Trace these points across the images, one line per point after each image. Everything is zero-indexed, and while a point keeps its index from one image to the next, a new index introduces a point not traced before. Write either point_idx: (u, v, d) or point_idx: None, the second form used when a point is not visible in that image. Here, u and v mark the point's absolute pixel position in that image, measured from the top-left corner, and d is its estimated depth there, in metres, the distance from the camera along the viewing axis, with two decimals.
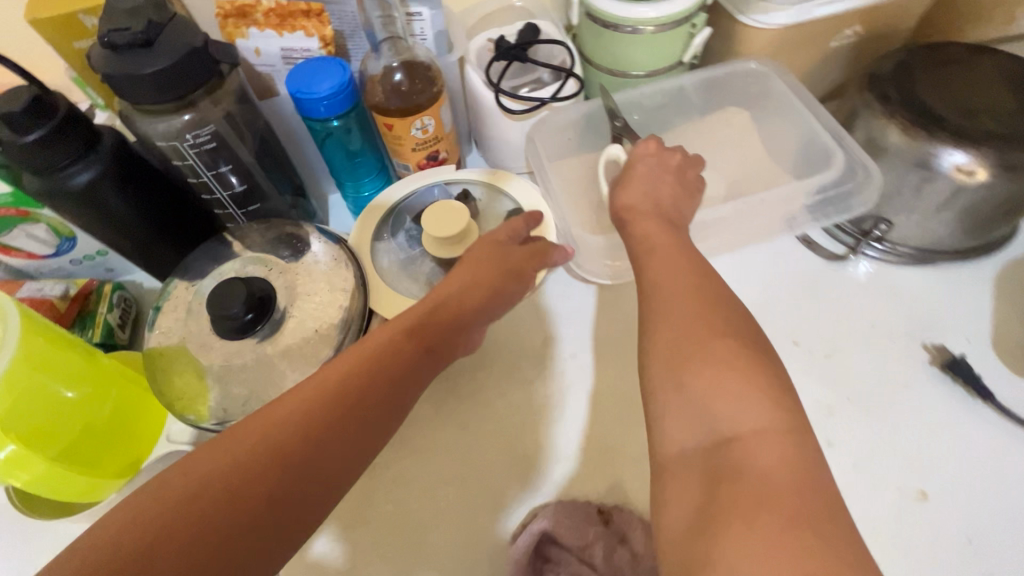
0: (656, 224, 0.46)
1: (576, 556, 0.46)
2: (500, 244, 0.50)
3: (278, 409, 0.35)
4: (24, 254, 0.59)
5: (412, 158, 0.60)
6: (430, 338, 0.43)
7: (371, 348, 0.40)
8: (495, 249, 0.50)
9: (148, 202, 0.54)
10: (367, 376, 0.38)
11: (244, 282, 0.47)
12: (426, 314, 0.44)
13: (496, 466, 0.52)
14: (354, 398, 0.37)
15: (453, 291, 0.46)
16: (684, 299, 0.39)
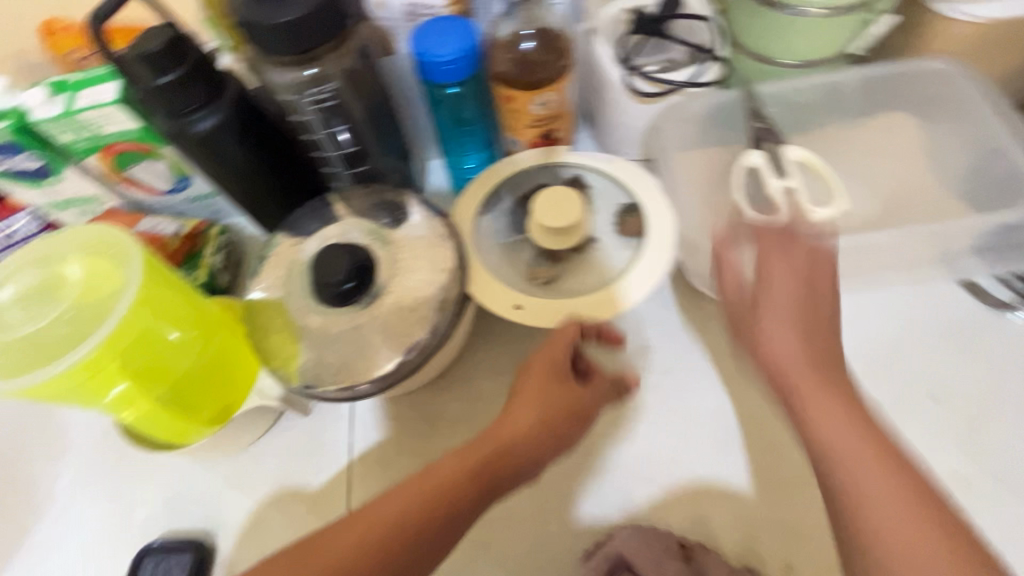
0: (787, 326, 0.41)
1: None
2: (560, 376, 0.45)
3: (345, 531, 0.37)
4: (145, 187, 0.61)
5: (526, 135, 0.56)
6: (485, 483, 0.41)
7: (436, 486, 0.39)
8: (566, 384, 0.45)
9: (262, 154, 0.54)
10: (433, 514, 0.38)
11: (348, 251, 0.46)
12: (493, 458, 0.41)
13: (576, 472, 0.50)
14: (425, 531, 0.38)
15: (520, 427, 0.43)
16: (838, 444, 0.37)
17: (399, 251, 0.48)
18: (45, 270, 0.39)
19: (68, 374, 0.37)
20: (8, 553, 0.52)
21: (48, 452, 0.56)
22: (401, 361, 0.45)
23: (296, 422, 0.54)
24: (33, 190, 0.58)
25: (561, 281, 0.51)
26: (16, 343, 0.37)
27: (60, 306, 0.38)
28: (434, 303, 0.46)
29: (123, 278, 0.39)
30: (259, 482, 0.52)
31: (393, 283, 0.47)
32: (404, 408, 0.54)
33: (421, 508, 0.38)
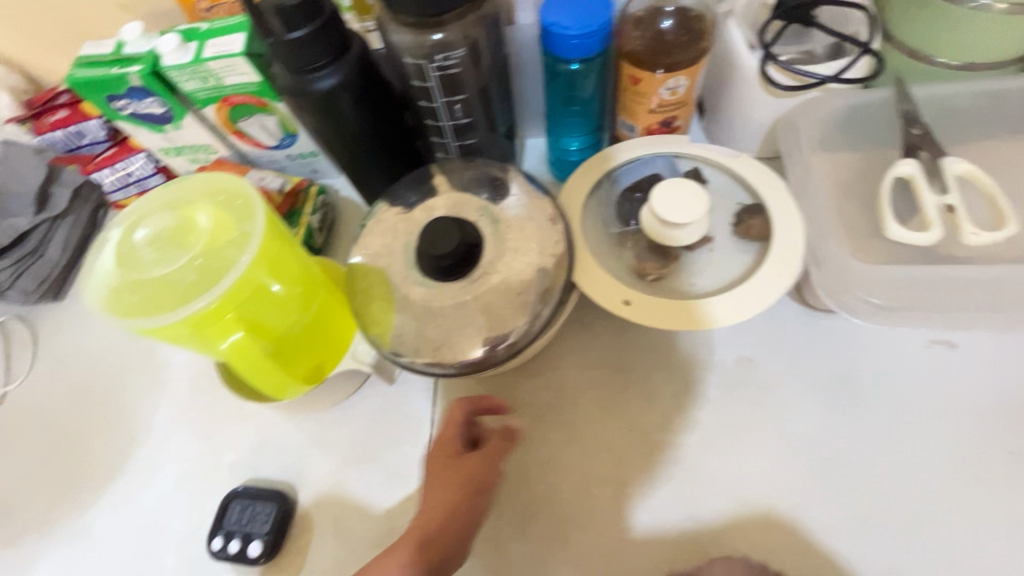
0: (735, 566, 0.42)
1: None
2: (455, 454, 0.46)
3: None
4: (253, 141, 0.63)
5: (644, 121, 0.53)
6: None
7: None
8: (470, 461, 0.46)
9: (374, 117, 0.53)
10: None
11: (459, 225, 0.44)
12: (425, 539, 0.43)
13: (660, 477, 0.49)
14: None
15: (433, 520, 0.43)
16: None
17: (508, 230, 0.47)
18: (175, 215, 0.39)
19: (189, 321, 0.37)
20: (105, 478, 0.55)
21: (154, 386, 0.59)
22: (503, 345, 0.44)
23: (381, 389, 0.54)
24: (153, 133, 0.60)
25: (667, 279, 0.48)
26: (146, 283, 0.37)
27: (186, 253, 0.38)
28: (540, 288, 0.45)
29: (244, 232, 0.39)
30: (343, 443, 0.52)
31: (499, 264, 0.45)
32: (488, 391, 0.53)
33: None
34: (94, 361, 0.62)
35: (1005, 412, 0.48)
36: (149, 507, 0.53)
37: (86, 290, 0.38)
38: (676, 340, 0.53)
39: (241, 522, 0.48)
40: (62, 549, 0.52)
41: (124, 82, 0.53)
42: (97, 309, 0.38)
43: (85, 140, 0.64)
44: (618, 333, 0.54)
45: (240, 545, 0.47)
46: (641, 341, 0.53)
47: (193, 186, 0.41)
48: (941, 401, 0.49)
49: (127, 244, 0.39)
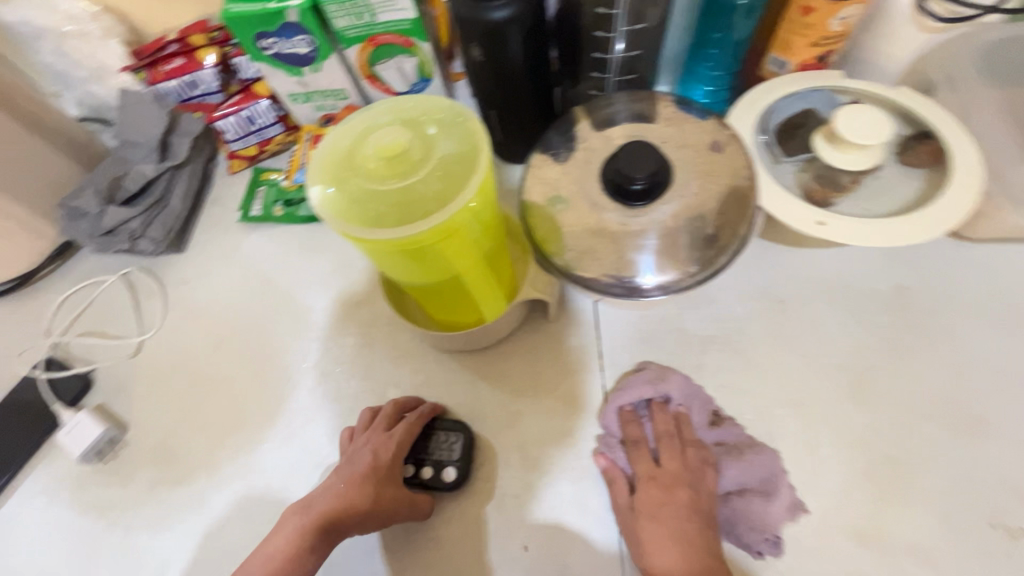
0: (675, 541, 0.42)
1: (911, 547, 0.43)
2: (382, 426, 0.48)
3: None
4: (384, 86, 0.62)
5: (800, 55, 0.53)
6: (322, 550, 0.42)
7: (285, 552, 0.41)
8: (385, 431, 0.48)
9: (535, 54, 0.53)
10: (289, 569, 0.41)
11: (655, 150, 0.45)
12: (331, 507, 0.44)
13: (838, 397, 0.49)
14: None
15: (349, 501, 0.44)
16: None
17: (691, 156, 0.48)
18: (408, 129, 0.39)
19: (436, 230, 0.37)
20: (266, 417, 0.55)
21: (298, 330, 0.59)
22: (699, 266, 0.46)
23: (542, 324, 0.54)
24: (288, 77, 0.60)
25: (843, 204, 0.49)
26: (380, 194, 0.38)
27: (426, 164, 0.38)
28: (727, 211, 0.47)
29: (476, 146, 0.39)
30: (510, 376, 0.53)
31: (691, 188, 0.46)
32: (650, 323, 0.53)
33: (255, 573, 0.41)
34: (231, 309, 0.62)
35: None
36: (316, 443, 0.53)
37: (325, 203, 0.38)
38: (830, 271, 0.54)
39: (429, 452, 0.49)
40: (236, 485, 0.52)
41: (279, 16, 0.53)
42: (342, 220, 0.38)
43: (198, 90, 0.64)
44: (774, 265, 0.55)
45: (433, 471, 0.48)
46: (798, 272, 0.54)
47: (412, 105, 0.41)
48: None
49: (357, 157, 0.39)
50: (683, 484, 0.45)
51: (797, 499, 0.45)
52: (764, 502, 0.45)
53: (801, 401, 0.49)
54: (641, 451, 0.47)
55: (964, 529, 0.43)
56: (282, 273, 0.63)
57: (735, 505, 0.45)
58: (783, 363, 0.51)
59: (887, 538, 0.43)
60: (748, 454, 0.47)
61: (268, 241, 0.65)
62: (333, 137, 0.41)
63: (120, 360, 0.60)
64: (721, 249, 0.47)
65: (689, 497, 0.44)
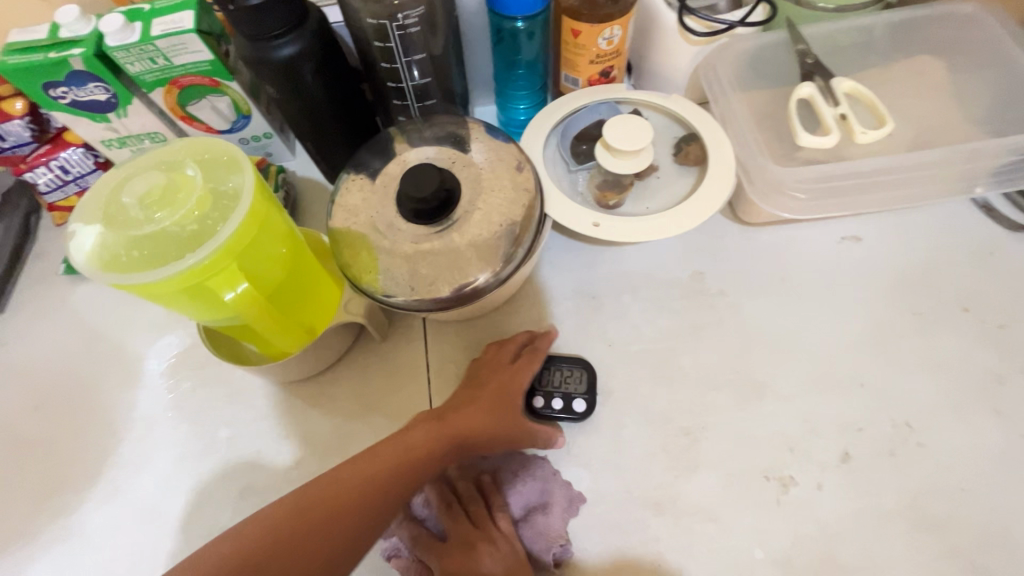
0: None
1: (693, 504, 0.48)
2: (505, 360, 0.51)
3: (344, 473, 0.43)
4: (204, 126, 0.62)
5: (585, 72, 0.58)
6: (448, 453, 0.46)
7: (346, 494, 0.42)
8: (496, 360, 0.51)
9: (335, 86, 0.55)
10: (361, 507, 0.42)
11: (438, 171, 0.48)
12: (465, 426, 0.47)
13: (644, 381, 0.53)
14: (367, 511, 0.42)
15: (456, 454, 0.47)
16: None
17: (481, 173, 0.51)
18: (167, 172, 0.40)
19: (199, 269, 0.38)
20: (89, 475, 0.53)
21: (128, 380, 0.57)
22: (491, 276, 0.49)
23: (373, 345, 0.56)
24: (94, 124, 0.59)
25: (627, 206, 0.54)
26: (143, 240, 0.38)
27: (185, 206, 0.39)
28: (518, 221, 0.49)
29: (238, 182, 0.40)
30: (342, 400, 0.54)
31: (478, 204, 0.49)
32: (475, 332, 0.56)
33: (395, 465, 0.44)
34: (53, 367, 0.59)
35: (920, 282, 0.56)
36: (144, 495, 0.52)
37: (86, 255, 0.38)
38: (636, 264, 0.59)
39: (554, 384, 0.51)
40: (57, 550, 0.50)
41: (64, 66, 0.52)
42: (102, 271, 0.37)
43: (8, 142, 0.60)
44: (585, 263, 0.59)
45: (562, 403, 0.51)
46: (607, 267, 0.59)
47: (177, 147, 0.42)
48: (867, 280, 0.56)
49: (118, 206, 0.39)
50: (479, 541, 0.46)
51: (603, 478, 0.49)
52: (546, 515, 0.47)
53: (611, 389, 0.53)
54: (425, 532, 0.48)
55: (742, 485, 0.48)
56: (110, 323, 0.61)
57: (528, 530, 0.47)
58: (596, 355, 0.54)
59: (679, 504, 0.48)
60: (523, 477, 0.49)
61: (96, 291, 0.63)
62: (98, 188, 0.41)
63: None
64: (512, 257, 0.49)
65: (484, 552, 0.45)
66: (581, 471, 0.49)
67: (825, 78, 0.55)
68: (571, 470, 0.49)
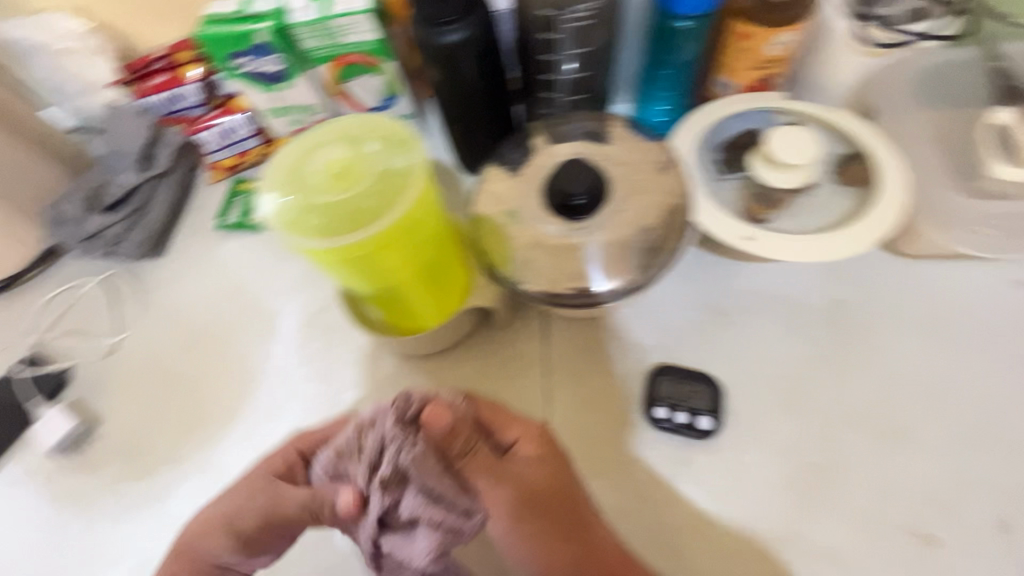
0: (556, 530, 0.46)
1: (816, 546, 0.45)
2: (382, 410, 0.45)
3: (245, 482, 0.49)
4: (355, 103, 0.65)
5: (743, 78, 0.56)
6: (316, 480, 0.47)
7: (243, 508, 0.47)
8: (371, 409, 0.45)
9: (490, 74, 0.56)
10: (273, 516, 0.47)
11: (591, 167, 0.48)
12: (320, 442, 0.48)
13: (772, 407, 0.50)
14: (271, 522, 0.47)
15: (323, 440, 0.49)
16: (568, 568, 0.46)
17: (629, 174, 0.50)
18: (350, 147, 0.42)
19: (372, 241, 0.40)
20: (228, 415, 0.58)
21: (265, 332, 0.62)
22: (623, 284, 0.49)
23: (494, 330, 0.57)
24: (262, 93, 0.63)
25: (777, 221, 0.51)
26: (323, 208, 0.41)
27: (364, 181, 0.41)
28: (660, 230, 0.49)
29: (411, 162, 0.42)
30: (460, 380, 0.55)
31: (626, 204, 0.49)
32: (594, 332, 0.55)
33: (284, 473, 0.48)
34: (202, 312, 0.65)
35: None
36: (273, 441, 0.56)
37: (272, 215, 0.41)
38: (771, 283, 0.56)
39: (680, 397, 0.49)
40: (197, 478, 0.55)
41: (250, 38, 0.56)
42: (287, 233, 0.40)
43: (180, 105, 0.67)
44: (716, 276, 0.57)
45: (686, 418, 0.49)
46: (739, 283, 0.56)
47: (356, 123, 0.45)
48: None
49: (303, 173, 0.42)
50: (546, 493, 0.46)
51: (719, 501, 0.47)
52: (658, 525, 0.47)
53: (735, 410, 0.50)
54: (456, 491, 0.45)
55: (874, 535, 0.45)
56: (253, 279, 0.66)
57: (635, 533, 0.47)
58: (720, 373, 0.52)
59: (801, 543, 0.45)
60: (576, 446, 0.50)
61: (243, 246, 0.69)
62: (283, 154, 0.44)
63: (96, 359, 0.63)
64: (647, 270, 0.50)
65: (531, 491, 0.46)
66: (697, 489, 0.48)
67: None
68: (687, 488, 0.48)
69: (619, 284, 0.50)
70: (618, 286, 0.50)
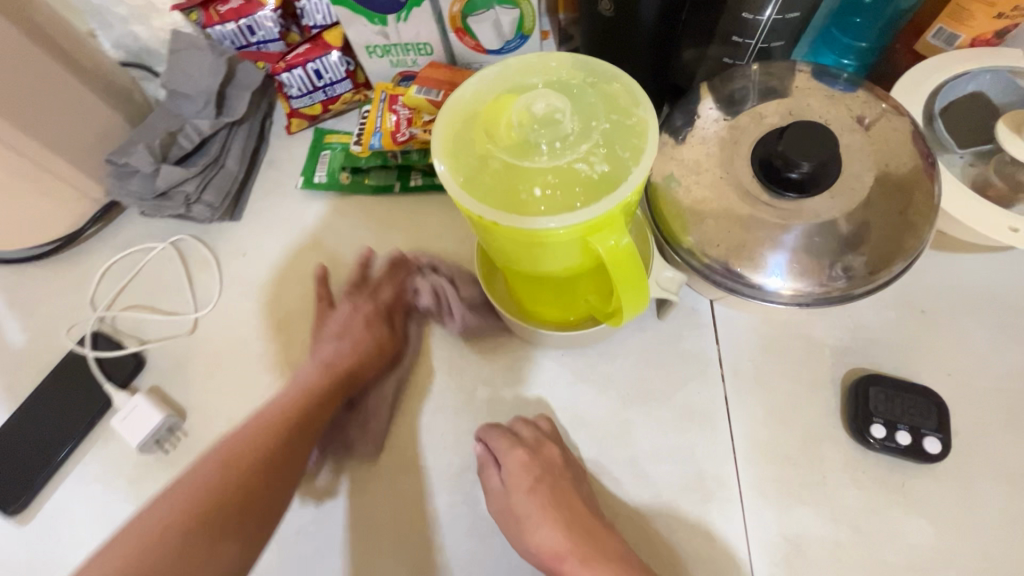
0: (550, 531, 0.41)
1: None
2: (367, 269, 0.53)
3: (235, 439, 0.41)
4: (475, 43, 0.54)
5: (975, 31, 0.45)
6: (345, 334, 0.48)
7: (219, 469, 0.38)
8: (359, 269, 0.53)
9: (670, 14, 0.46)
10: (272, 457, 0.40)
11: (828, 132, 0.38)
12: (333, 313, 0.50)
13: (995, 426, 0.43)
14: (299, 416, 0.43)
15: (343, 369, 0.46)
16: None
17: (857, 142, 0.41)
18: (562, 96, 0.33)
19: (598, 220, 0.31)
20: None
21: None
22: (823, 284, 0.40)
23: (653, 323, 0.48)
24: (369, 26, 0.53)
25: None
26: (531, 175, 0.31)
27: (585, 138, 0.32)
28: (900, 213, 0.41)
29: (642, 117, 0.32)
30: (617, 381, 0.47)
31: (866, 180, 0.40)
32: (773, 329, 0.47)
33: (277, 419, 0.42)
34: (295, 288, 0.56)
35: None
36: (401, 443, 0.47)
37: (459, 181, 0.32)
38: (982, 279, 0.48)
39: (898, 412, 0.42)
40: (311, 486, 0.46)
41: None
42: (480, 196, 0.31)
43: (256, 37, 0.57)
44: (918, 270, 0.48)
45: (910, 438, 0.41)
46: (945, 279, 0.48)
47: (556, 66, 0.35)
48: None
49: (498, 128, 0.33)
50: (512, 495, 0.42)
51: (945, 535, 0.40)
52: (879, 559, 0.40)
53: (955, 429, 0.43)
54: (486, 467, 0.44)
55: None
56: (349, 251, 0.57)
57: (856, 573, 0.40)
58: (932, 383, 0.44)
59: None
60: (679, 423, 0.45)
61: (336, 211, 0.59)
62: (461, 98, 0.35)
63: (171, 338, 0.54)
64: (857, 268, 0.40)
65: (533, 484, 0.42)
66: (924, 525, 0.41)
67: None
68: (907, 520, 0.41)
69: (808, 287, 0.40)
70: (806, 291, 0.40)
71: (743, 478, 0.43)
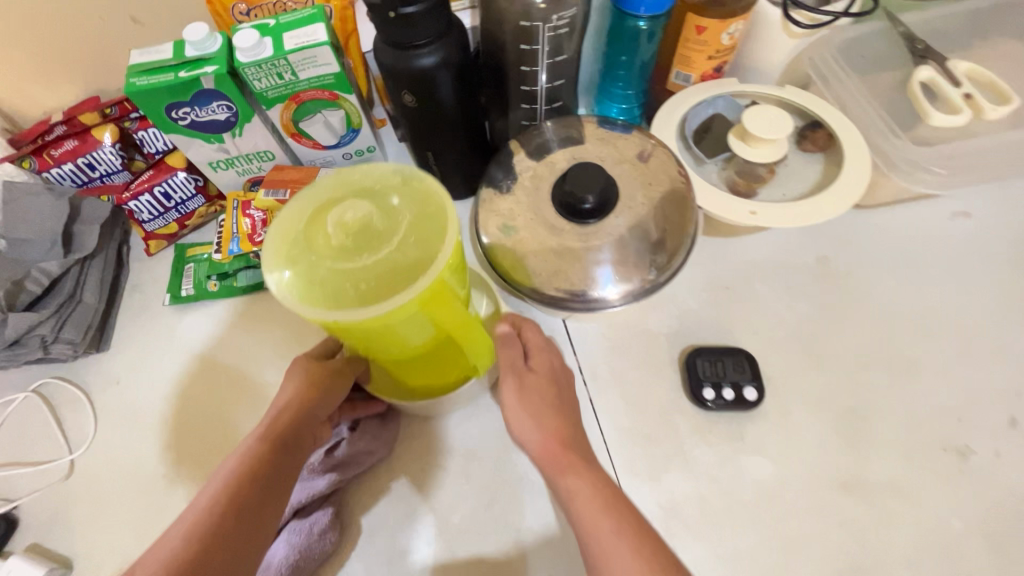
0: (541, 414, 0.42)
1: (873, 484, 0.48)
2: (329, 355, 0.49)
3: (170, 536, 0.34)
4: (312, 142, 0.60)
5: (700, 68, 0.59)
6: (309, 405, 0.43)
7: (208, 503, 0.36)
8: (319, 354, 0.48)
9: (467, 94, 0.54)
10: (253, 485, 0.38)
11: (600, 169, 0.48)
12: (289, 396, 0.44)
13: (798, 365, 0.53)
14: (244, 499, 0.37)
15: (289, 397, 0.43)
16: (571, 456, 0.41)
17: (627, 171, 0.51)
18: (369, 201, 0.39)
19: (423, 292, 0.36)
20: None
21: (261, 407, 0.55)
22: (638, 285, 0.49)
23: None
24: (208, 145, 0.57)
25: (766, 194, 0.55)
26: (357, 270, 0.37)
27: (395, 230, 0.38)
28: (676, 217, 0.51)
29: (440, 202, 0.39)
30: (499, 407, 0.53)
31: (640, 198, 0.50)
32: (615, 331, 0.55)
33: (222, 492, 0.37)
34: (178, 402, 0.56)
35: None
36: None
37: (295, 292, 0.36)
38: (762, 251, 0.59)
39: (721, 374, 0.51)
40: None
41: (194, 85, 0.51)
42: (314, 301, 0.36)
43: (98, 171, 0.60)
44: (713, 254, 0.59)
45: (734, 392, 0.50)
46: (735, 258, 0.59)
47: (361, 176, 0.42)
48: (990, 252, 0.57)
49: (320, 240, 0.38)
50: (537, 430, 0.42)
51: (779, 464, 0.48)
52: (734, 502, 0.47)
53: (769, 377, 0.52)
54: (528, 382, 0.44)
55: (921, 456, 0.48)
56: (228, 353, 0.58)
57: (718, 518, 0.47)
58: (746, 344, 0.54)
59: (864, 485, 0.47)
60: None
61: (209, 317, 0.60)
62: (283, 221, 0.40)
63: (47, 487, 0.52)
64: (657, 263, 0.50)
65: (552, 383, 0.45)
66: (763, 461, 0.49)
67: (942, 61, 0.56)
68: (749, 460, 0.49)
69: (630, 288, 0.49)
70: (629, 291, 0.49)
71: (616, 463, 0.49)
